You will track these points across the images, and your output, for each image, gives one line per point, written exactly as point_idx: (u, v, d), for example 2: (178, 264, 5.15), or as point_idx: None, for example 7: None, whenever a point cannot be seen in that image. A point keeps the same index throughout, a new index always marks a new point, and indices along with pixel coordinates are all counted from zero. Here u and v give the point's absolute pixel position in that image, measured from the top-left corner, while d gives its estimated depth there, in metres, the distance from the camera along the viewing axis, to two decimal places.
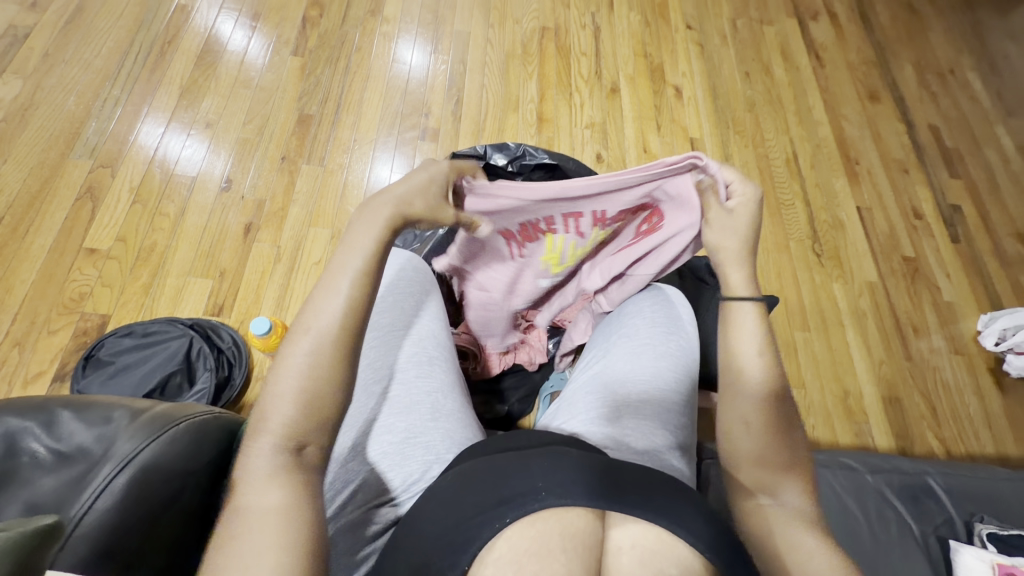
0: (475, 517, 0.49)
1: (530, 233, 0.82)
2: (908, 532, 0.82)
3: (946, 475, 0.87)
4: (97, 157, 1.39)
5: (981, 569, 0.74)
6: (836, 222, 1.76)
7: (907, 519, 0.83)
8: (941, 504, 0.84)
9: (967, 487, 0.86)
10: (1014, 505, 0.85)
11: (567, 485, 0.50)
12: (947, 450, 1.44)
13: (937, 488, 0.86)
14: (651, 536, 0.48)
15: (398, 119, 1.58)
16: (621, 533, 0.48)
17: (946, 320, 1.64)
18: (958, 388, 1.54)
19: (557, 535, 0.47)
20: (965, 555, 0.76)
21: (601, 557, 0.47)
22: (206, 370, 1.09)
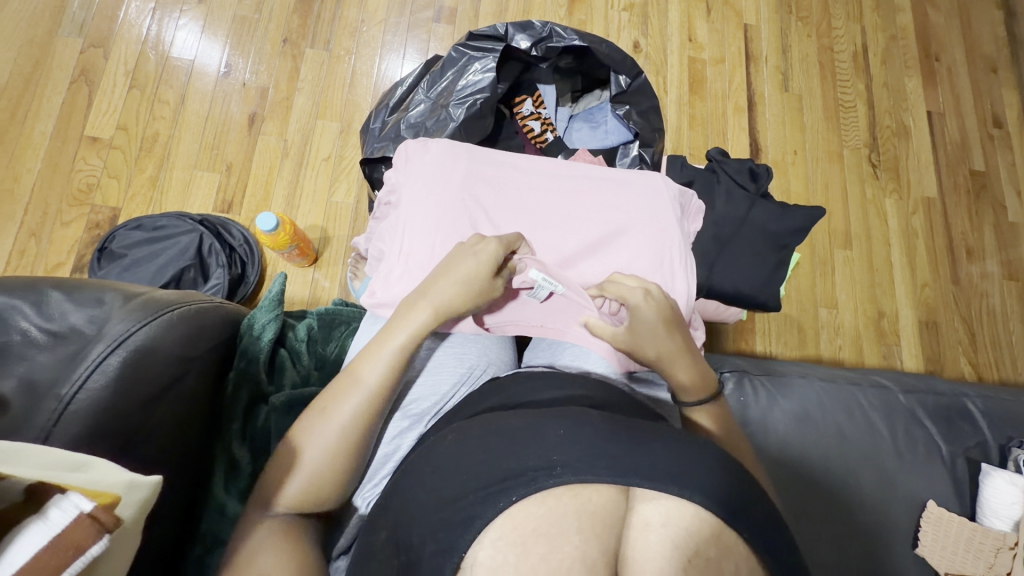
0: (479, 491, 0.44)
1: None
2: (936, 452, 0.79)
3: (983, 394, 0.85)
4: (88, 35, 1.29)
5: (1011, 493, 0.72)
6: (900, 128, 1.56)
7: (937, 439, 0.80)
8: (976, 426, 0.81)
9: (1005, 410, 0.83)
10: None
11: (585, 457, 0.44)
12: (979, 376, 1.39)
13: (974, 410, 0.82)
14: (686, 514, 0.41)
15: None
16: (649, 509, 0.42)
17: (1005, 243, 1.49)
18: (1004, 315, 1.44)
19: (572, 515, 0.41)
20: (996, 479, 0.74)
21: (623, 534, 0.41)
22: (219, 266, 1.08)
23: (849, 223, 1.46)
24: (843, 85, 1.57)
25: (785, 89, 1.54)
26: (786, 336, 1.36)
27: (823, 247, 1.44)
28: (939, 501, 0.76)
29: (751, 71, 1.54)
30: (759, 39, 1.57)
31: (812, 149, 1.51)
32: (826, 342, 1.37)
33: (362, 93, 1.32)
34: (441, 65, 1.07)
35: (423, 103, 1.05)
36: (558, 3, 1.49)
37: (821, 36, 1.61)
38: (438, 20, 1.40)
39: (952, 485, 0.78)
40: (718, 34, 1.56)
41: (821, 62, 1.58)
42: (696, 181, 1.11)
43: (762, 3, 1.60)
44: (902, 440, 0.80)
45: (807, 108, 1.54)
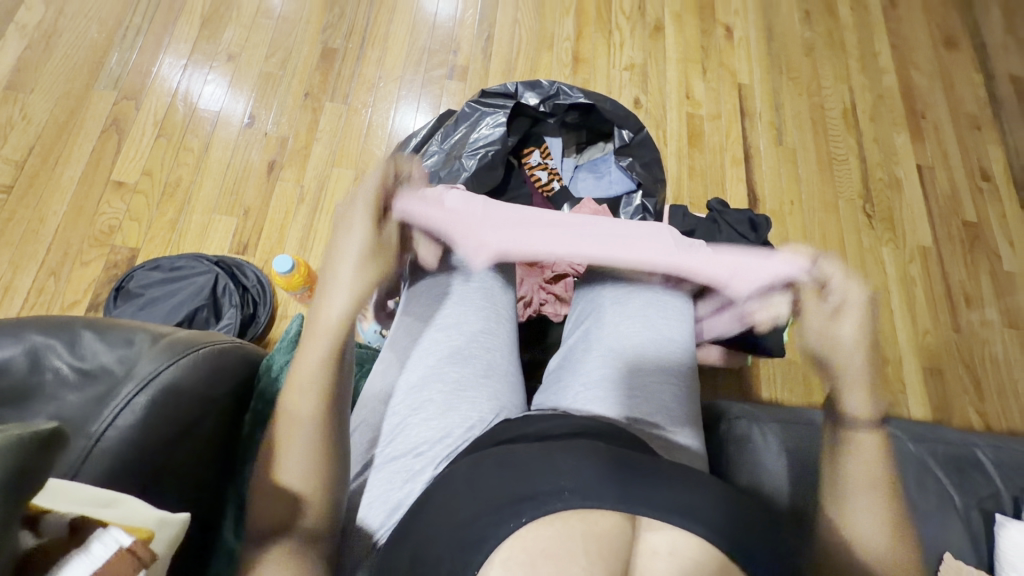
0: (491, 514, 0.46)
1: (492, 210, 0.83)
2: (950, 503, 0.78)
3: (992, 443, 0.84)
4: (121, 88, 1.37)
5: None
6: (892, 180, 1.62)
7: (950, 490, 0.79)
8: (989, 477, 0.81)
9: (1016, 460, 0.82)
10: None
11: (591, 485, 0.47)
12: (988, 425, 1.37)
13: (985, 460, 0.82)
14: (690, 543, 0.44)
15: (425, 56, 1.51)
16: (656, 538, 0.45)
17: (1003, 292, 1.52)
18: (1008, 364, 1.45)
19: (581, 537, 0.44)
20: (1012, 530, 0.73)
21: (630, 558, 0.44)
22: (232, 306, 1.10)
23: (848, 269, 1.50)
24: (834, 139, 1.65)
25: (779, 142, 1.62)
26: (791, 382, 1.36)
27: None
28: (955, 555, 0.75)
29: (746, 126, 1.62)
30: (753, 97, 1.67)
31: (808, 199, 1.56)
32: None
33: (377, 143, 1.39)
34: (455, 119, 1.13)
35: (437, 154, 1.11)
36: (563, 63, 1.59)
37: (811, 94, 1.70)
38: (450, 77, 1.49)
39: (968, 540, 0.76)
40: (714, 92, 1.65)
41: (813, 119, 1.67)
42: (697, 229, 1.15)
43: (754, 64, 1.71)
44: (916, 490, 0.79)
45: (801, 160, 1.61)
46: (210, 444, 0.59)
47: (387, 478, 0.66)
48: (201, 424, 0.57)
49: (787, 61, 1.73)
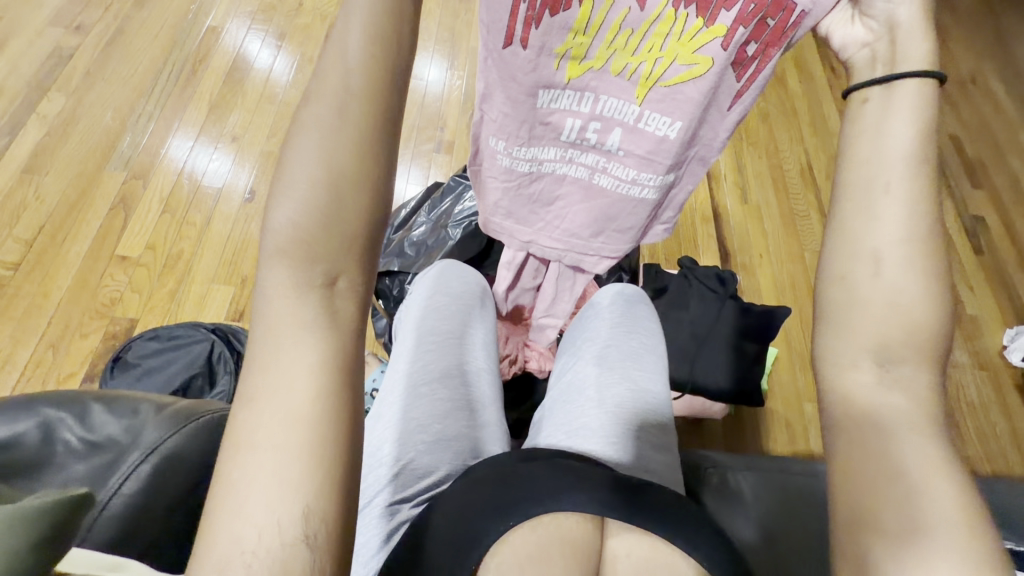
0: (478, 523, 0.52)
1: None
2: None
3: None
4: (131, 168, 1.47)
5: None
6: None
7: None
8: None
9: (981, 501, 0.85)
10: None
11: (568, 492, 0.54)
12: (972, 468, 1.40)
13: None
14: (649, 546, 0.52)
15: (414, 133, 1.65)
16: (618, 541, 0.52)
17: (970, 335, 1.60)
18: (983, 405, 1.49)
19: (557, 541, 0.51)
20: None
21: (601, 561, 0.52)
22: (226, 373, 1.13)
23: None
24: (795, 196, 1.78)
25: (744, 201, 1.74)
26: (775, 430, 1.39)
27: (799, 340, 1.53)
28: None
29: (712, 186, 1.76)
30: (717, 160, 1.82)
31: (775, 251, 1.66)
32: (815, 436, 1.39)
33: None
34: (442, 191, 1.23)
35: (425, 224, 1.20)
36: None
37: (770, 156, 1.86)
38: (438, 151, 1.62)
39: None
40: None
41: (774, 178, 1.81)
42: (670, 286, 1.22)
43: None
44: None
45: (766, 216, 1.73)
46: None
47: (374, 519, 0.66)
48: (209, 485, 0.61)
49: (746, 127, 1.90)
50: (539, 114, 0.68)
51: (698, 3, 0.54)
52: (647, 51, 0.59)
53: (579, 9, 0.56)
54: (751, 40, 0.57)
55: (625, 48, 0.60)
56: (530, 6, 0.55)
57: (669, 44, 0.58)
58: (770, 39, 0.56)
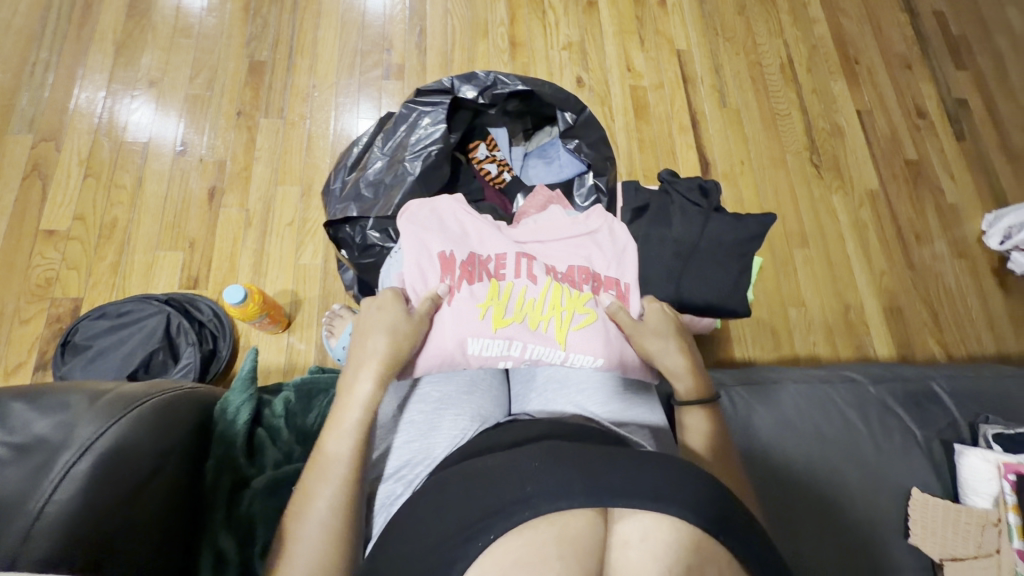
0: (458, 539, 0.49)
1: (474, 268, 0.84)
2: (911, 438, 0.82)
3: (947, 375, 0.88)
4: (38, 130, 1.29)
5: (986, 470, 0.75)
6: (834, 129, 1.66)
7: (910, 425, 0.83)
8: (945, 408, 0.85)
9: (970, 387, 0.87)
10: (1017, 404, 0.86)
11: (557, 488, 0.49)
12: (948, 354, 1.44)
13: (940, 392, 0.86)
14: (664, 525, 0.48)
15: (358, 59, 1.47)
16: (628, 528, 0.48)
17: (949, 225, 1.59)
18: (960, 293, 1.51)
19: (553, 541, 0.47)
20: (970, 458, 0.77)
21: (606, 556, 0.47)
22: (189, 345, 1.07)
23: (802, 222, 1.53)
24: (775, 95, 1.68)
25: (723, 105, 1.64)
26: (761, 339, 1.40)
27: (782, 247, 1.50)
28: (922, 486, 0.79)
29: (689, 92, 1.63)
30: (693, 63, 1.68)
31: (757, 157, 1.59)
32: (799, 340, 1.41)
33: (319, 155, 1.35)
34: (393, 122, 1.10)
35: (381, 159, 1.08)
36: (500, 50, 1.57)
37: (748, 53, 1.72)
38: (387, 77, 1.46)
39: (933, 472, 0.80)
40: (654, 61, 1.66)
41: (753, 78, 1.69)
42: (651, 204, 1.16)
43: (690, 29, 1.72)
44: (878, 430, 0.82)
45: (746, 119, 1.63)
46: (167, 506, 0.61)
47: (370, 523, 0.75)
48: (161, 471, 0.61)
49: (722, 23, 1.74)
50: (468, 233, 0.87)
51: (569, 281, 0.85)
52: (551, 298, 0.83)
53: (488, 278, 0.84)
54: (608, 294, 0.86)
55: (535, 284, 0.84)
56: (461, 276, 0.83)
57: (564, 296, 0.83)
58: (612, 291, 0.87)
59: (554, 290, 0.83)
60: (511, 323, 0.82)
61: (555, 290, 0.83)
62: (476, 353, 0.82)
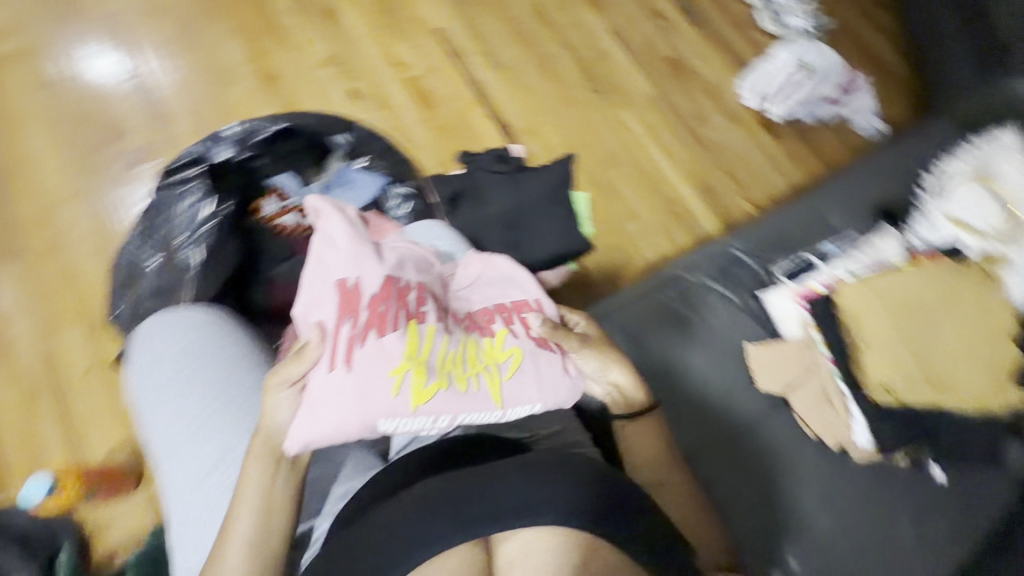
0: None
1: (379, 309, 0.69)
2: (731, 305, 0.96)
3: (739, 235, 1.03)
4: None
5: (786, 304, 0.92)
6: (599, 54, 1.79)
7: (726, 294, 0.96)
8: (746, 266, 0.99)
9: (758, 239, 1.02)
10: (794, 236, 1.02)
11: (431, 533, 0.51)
12: (757, 206, 1.67)
13: (739, 254, 1.00)
14: (539, 536, 0.52)
15: (97, 155, 1.29)
16: (509, 546, 0.52)
17: (717, 101, 1.81)
18: (746, 153, 1.75)
19: None
20: (773, 300, 0.93)
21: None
22: (19, 563, 0.88)
23: (607, 146, 1.65)
24: (539, 40, 1.76)
25: (497, 66, 1.68)
26: (616, 261, 1.50)
27: (600, 174, 1.60)
28: (752, 338, 0.92)
29: (462, 65, 1.65)
30: (454, 36, 1.69)
31: (546, 102, 1.66)
32: (646, 247, 1.54)
33: (95, 279, 1.17)
34: (151, 217, 0.98)
35: (153, 260, 0.95)
36: (255, 90, 1.45)
37: (500, 10, 1.77)
38: (139, 161, 1.29)
39: (755, 322, 0.95)
40: (417, 47, 1.65)
41: (514, 32, 1.75)
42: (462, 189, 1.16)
43: (438, 5, 1.73)
44: (705, 312, 0.94)
45: (523, 72, 1.69)
46: None
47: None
48: None
49: None
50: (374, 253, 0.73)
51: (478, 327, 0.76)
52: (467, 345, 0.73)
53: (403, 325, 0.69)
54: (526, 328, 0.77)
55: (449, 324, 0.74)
56: (358, 321, 0.68)
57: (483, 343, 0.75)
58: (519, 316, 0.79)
59: (472, 345, 0.74)
60: (435, 393, 0.68)
61: (490, 351, 0.74)
62: (391, 427, 0.67)
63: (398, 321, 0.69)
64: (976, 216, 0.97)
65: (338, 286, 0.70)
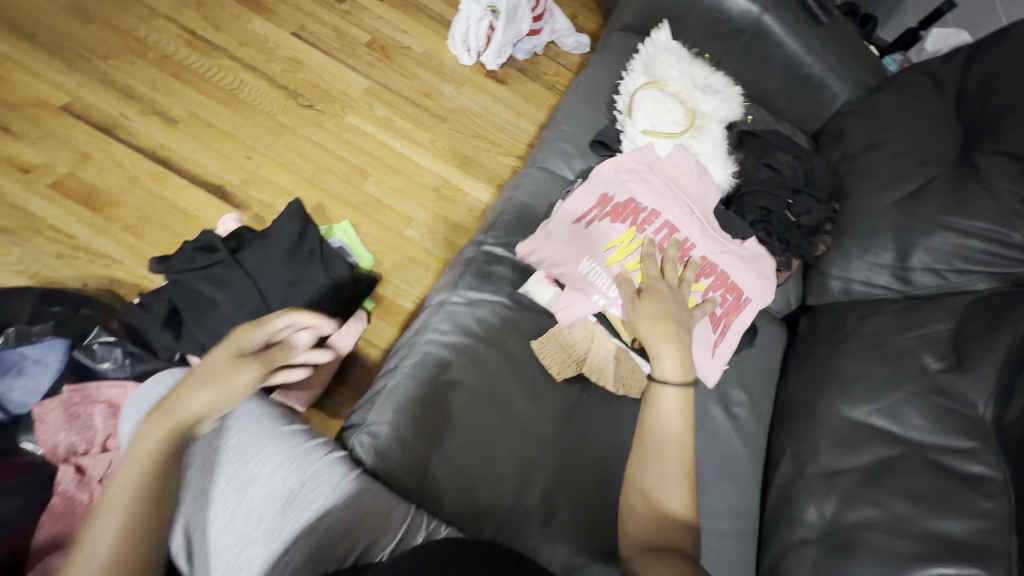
0: None
1: (620, 212, 0.83)
2: (505, 309, 0.83)
3: (488, 229, 0.94)
4: None
5: (544, 289, 0.84)
6: (292, 62, 1.57)
7: (495, 297, 0.84)
8: (505, 261, 0.88)
9: (506, 223, 0.93)
10: (538, 205, 0.97)
11: None
12: (516, 157, 1.69)
13: (495, 249, 0.89)
14: None
15: None
16: None
17: (435, 68, 1.75)
18: (484, 109, 1.74)
19: None
20: (533, 288, 0.84)
21: None
22: None
23: (349, 160, 1.49)
24: (210, 71, 1.47)
25: (173, 120, 1.37)
26: (411, 273, 1.39)
27: (354, 192, 1.45)
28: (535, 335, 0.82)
29: (124, 138, 1.32)
30: (94, 106, 1.33)
31: (255, 138, 1.42)
32: (434, 245, 1.45)
33: None
34: None
35: None
36: None
37: (142, 52, 1.43)
38: None
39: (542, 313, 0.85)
40: (49, 139, 1.27)
41: (174, 74, 1.43)
42: (179, 296, 0.94)
43: (51, 76, 1.34)
44: (485, 328, 0.80)
45: (211, 116, 1.41)
46: None
47: None
48: None
49: (81, 44, 1.39)
50: (616, 178, 0.88)
51: (702, 272, 0.82)
52: None
53: (628, 224, 0.83)
54: (722, 304, 0.83)
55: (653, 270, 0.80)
56: (603, 211, 0.84)
57: (675, 286, 0.80)
58: (729, 306, 0.83)
59: (680, 270, 0.81)
60: (624, 271, 0.81)
61: (673, 266, 0.81)
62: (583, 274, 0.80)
63: (627, 220, 0.83)
64: (663, 122, 0.99)
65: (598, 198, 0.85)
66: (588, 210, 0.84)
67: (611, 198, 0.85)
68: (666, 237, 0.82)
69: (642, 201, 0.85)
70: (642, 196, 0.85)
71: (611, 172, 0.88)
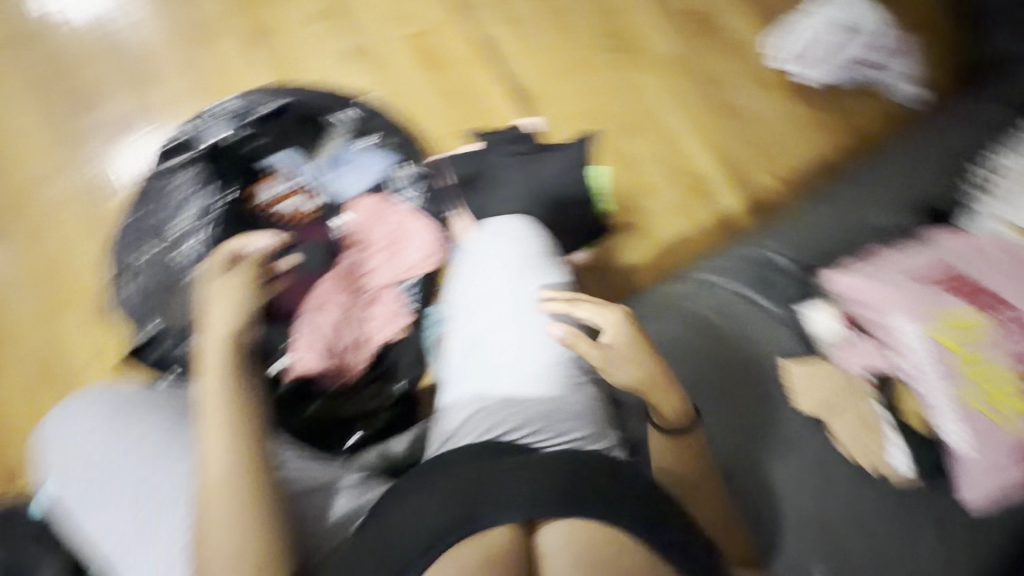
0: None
1: (963, 292, 0.84)
2: (773, 317, 0.94)
3: (776, 238, 1.01)
4: None
5: (826, 320, 0.90)
6: (623, 4, 1.62)
7: (761, 301, 0.95)
8: (787, 275, 0.97)
9: (804, 247, 0.98)
10: (838, 241, 0.99)
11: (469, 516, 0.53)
12: (785, 179, 1.56)
13: (783, 262, 0.97)
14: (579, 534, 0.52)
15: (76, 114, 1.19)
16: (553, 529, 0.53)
17: (749, 58, 1.65)
18: (776, 118, 1.61)
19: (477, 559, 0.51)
20: (815, 315, 0.91)
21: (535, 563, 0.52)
22: None
23: (630, 114, 1.53)
24: None
25: (511, 19, 1.52)
26: (632, 240, 1.43)
27: (621, 144, 1.50)
28: (785, 352, 0.91)
29: (471, 17, 1.49)
30: None
31: (564, 61, 1.52)
32: (665, 226, 1.46)
33: (86, 254, 1.10)
34: (150, 199, 0.98)
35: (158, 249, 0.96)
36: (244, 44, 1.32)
37: None
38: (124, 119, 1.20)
39: (799, 338, 0.92)
40: None
41: None
42: (478, 166, 1.10)
43: None
44: (743, 321, 0.93)
45: (540, 27, 1.53)
46: None
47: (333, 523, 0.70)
48: None
49: None
50: (969, 257, 0.87)
51: None
52: (985, 379, 0.79)
53: (967, 306, 0.83)
54: None
55: (974, 360, 0.80)
56: (944, 283, 0.85)
57: (993, 388, 0.79)
58: None
59: (1005, 377, 0.79)
60: (943, 347, 0.81)
61: (999, 369, 0.79)
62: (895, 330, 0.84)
63: (967, 301, 0.83)
64: None
65: (941, 267, 0.86)
66: (927, 274, 0.86)
67: (955, 272, 0.86)
68: (1007, 337, 0.80)
69: (995, 293, 0.83)
70: (993, 286, 0.84)
71: (967, 249, 0.88)
